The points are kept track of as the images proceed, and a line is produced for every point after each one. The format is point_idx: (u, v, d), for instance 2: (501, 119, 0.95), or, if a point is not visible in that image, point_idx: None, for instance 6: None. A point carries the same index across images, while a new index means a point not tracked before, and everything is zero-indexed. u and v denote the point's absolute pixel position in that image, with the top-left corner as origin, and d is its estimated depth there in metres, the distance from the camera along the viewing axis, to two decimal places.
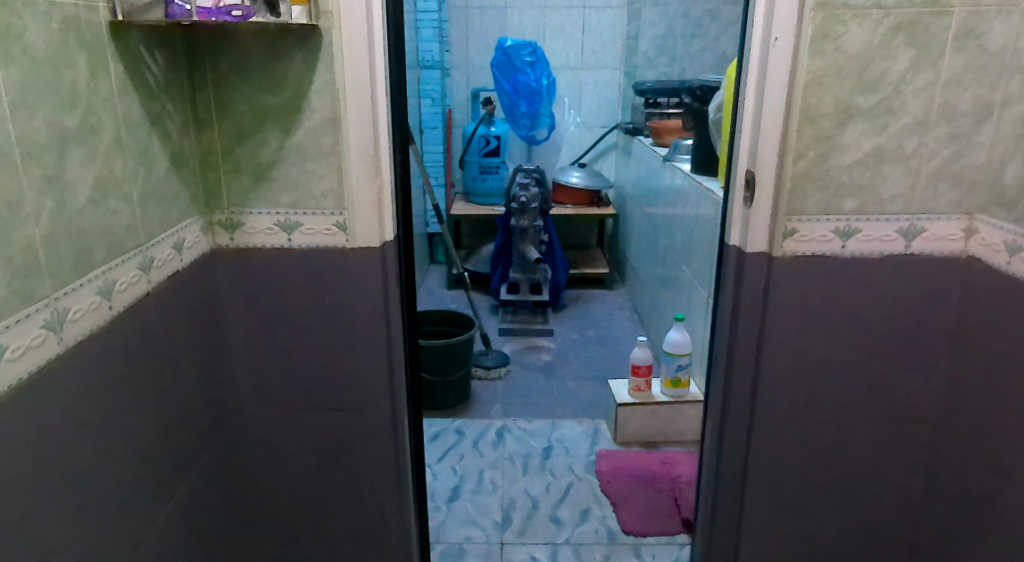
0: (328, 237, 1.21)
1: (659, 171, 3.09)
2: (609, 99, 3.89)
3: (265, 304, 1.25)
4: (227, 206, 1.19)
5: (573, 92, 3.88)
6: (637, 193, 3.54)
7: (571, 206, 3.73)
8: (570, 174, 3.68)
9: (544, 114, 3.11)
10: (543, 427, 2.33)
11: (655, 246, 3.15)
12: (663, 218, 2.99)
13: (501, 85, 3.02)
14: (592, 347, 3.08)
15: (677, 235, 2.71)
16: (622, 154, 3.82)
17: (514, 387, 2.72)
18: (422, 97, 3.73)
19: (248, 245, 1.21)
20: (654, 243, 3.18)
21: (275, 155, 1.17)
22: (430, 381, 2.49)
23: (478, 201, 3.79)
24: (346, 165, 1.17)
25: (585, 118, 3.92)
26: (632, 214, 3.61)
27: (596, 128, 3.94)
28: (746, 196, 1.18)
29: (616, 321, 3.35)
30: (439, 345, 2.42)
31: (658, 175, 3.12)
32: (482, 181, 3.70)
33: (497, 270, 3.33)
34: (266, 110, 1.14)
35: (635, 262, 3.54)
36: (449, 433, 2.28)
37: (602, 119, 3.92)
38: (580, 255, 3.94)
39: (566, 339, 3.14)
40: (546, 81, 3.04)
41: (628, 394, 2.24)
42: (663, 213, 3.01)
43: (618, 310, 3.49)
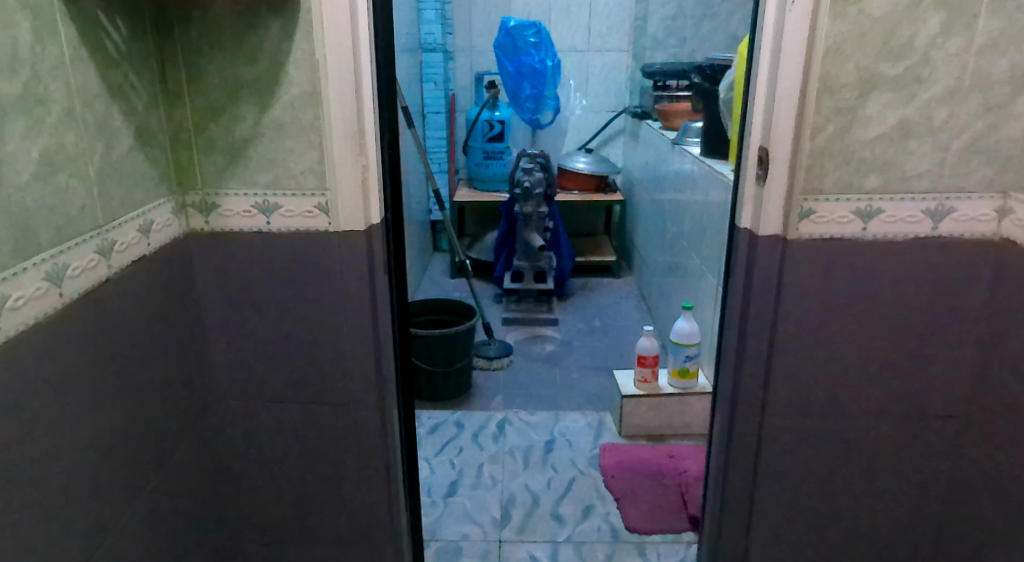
0: (309, 220, 1.13)
1: (668, 155, 2.99)
2: (616, 82, 3.79)
3: (244, 291, 1.18)
4: (201, 186, 1.12)
5: (579, 75, 3.77)
6: (645, 178, 3.44)
7: (578, 193, 3.64)
8: (576, 160, 3.58)
9: (548, 97, 3.01)
10: (546, 419, 2.26)
11: (664, 233, 3.06)
12: (672, 203, 2.90)
13: (504, 67, 2.90)
14: (598, 337, 3.00)
15: (687, 220, 2.61)
16: (630, 139, 3.72)
17: (516, 378, 2.65)
18: (424, 82, 3.65)
19: (224, 228, 1.14)
20: (662, 229, 3.09)
21: (251, 132, 1.09)
22: (430, 371, 2.42)
23: (481, 187, 3.71)
24: (327, 143, 1.09)
25: (592, 102, 3.82)
26: (640, 200, 3.51)
27: (603, 112, 3.84)
28: (759, 174, 1.09)
29: (623, 311, 3.27)
30: (438, 334, 2.35)
31: (666, 158, 3.02)
32: (485, 167, 3.62)
33: (501, 258, 3.24)
34: (241, 83, 1.06)
35: (643, 249, 3.45)
36: (449, 426, 2.21)
37: (609, 102, 3.82)
38: (587, 242, 3.85)
39: (571, 329, 3.06)
40: (550, 62, 2.94)
41: (634, 386, 2.15)
42: (671, 199, 2.91)
43: (625, 299, 3.40)
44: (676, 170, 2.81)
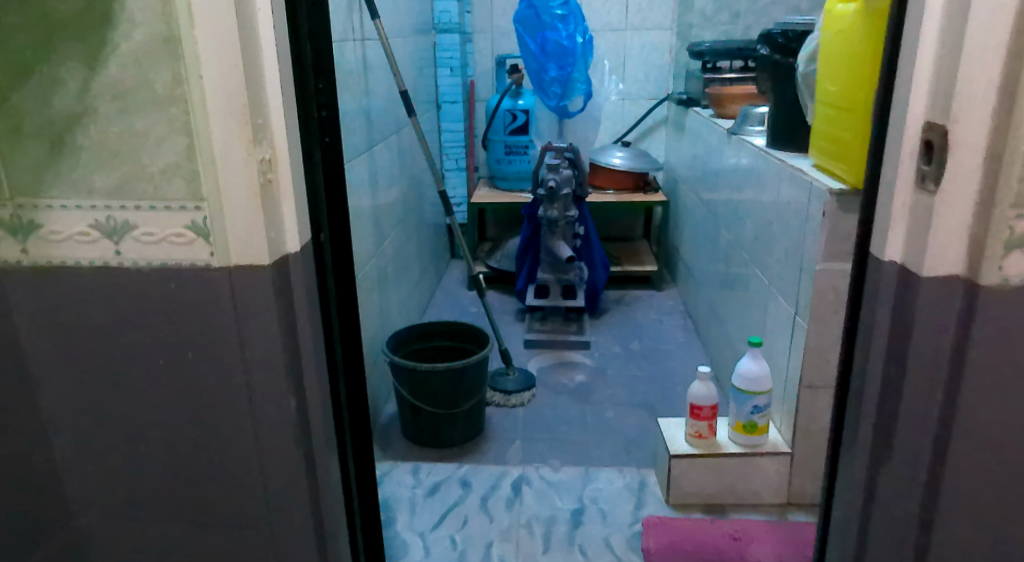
0: (179, 247, 0.71)
1: (721, 149, 2.52)
2: (658, 66, 3.32)
3: (94, 356, 0.77)
4: (12, 194, 0.71)
5: (615, 58, 3.32)
6: (692, 175, 2.98)
7: (613, 193, 3.19)
8: (612, 155, 3.13)
9: (578, 80, 2.49)
10: (574, 478, 1.84)
11: (715, 238, 2.60)
12: (725, 203, 2.43)
13: (526, 46, 2.47)
14: (637, 364, 2.55)
15: (745, 224, 2.15)
16: (674, 130, 3.25)
17: (538, 416, 2.23)
18: (439, 67, 3.23)
19: (49, 260, 0.73)
20: (713, 234, 2.63)
21: (78, 105, 0.68)
22: (432, 413, 2.00)
23: (503, 187, 3.28)
24: (198, 122, 0.67)
25: (629, 89, 3.36)
26: (686, 201, 3.04)
27: (642, 100, 3.38)
28: (928, 172, 0.72)
29: (666, 330, 2.81)
30: (441, 369, 1.92)
31: (718, 150, 2.55)
32: (507, 163, 3.20)
33: (524, 268, 2.82)
34: (53, 21, 0.66)
35: (689, 258, 2.99)
36: (453, 485, 1.80)
37: (650, 89, 3.36)
38: (623, 249, 3.40)
39: (605, 354, 2.62)
40: (581, 39, 2.44)
41: (686, 442, 1.72)
42: (725, 198, 2.45)
43: (668, 316, 2.94)
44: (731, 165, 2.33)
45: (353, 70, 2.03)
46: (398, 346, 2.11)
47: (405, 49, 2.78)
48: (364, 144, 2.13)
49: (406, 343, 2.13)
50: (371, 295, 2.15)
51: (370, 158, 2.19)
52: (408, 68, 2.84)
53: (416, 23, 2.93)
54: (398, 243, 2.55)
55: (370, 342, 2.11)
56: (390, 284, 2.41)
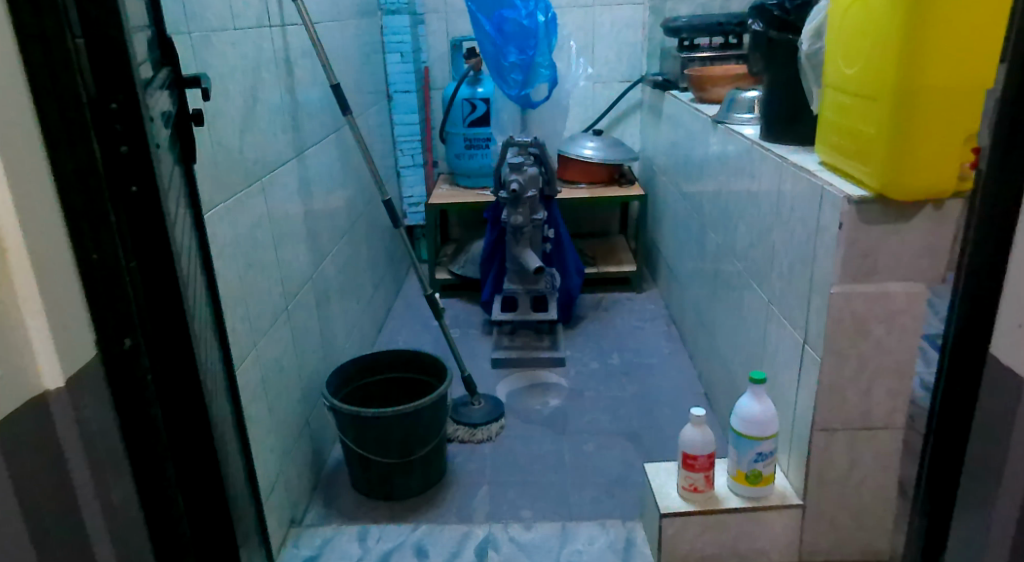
0: None
1: (703, 137, 2.24)
2: (630, 44, 3.03)
3: None
4: None
5: (583, 38, 3.02)
6: (671, 164, 2.71)
7: (586, 187, 2.90)
8: (583, 145, 2.85)
9: (541, 64, 2.19)
10: (549, 536, 1.60)
11: (698, 238, 2.32)
12: (710, 201, 2.15)
13: (480, 26, 2.16)
14: (618, 382, 2.28)
15: (733, 227, 1.87)
16: (651, 115, 2.97)
17: (508, 453, 1.95)
18: (388, 52, 2.91)
19: None
20: (696, 233, 2.35)
21: None
22: (384, 463, 1.72)
23: (465, 184, 2.99)
24: None
25: (600, 71, 3.07)
26: (666, 194, 2.77)
27: (614, 83, 3.09)
28: None
29: (650, 340, 2.54)
30: (391, 414, 1.64)
31: (701, 139, 2.26)
32: (468, 158, 2.91)
33: (489, 277, 2.54)
34: None
35: (671, 257, 2.72)
36: (406, 552, 1.57)
37: (622, 71, 3.07)
38: (598, 247, 3.13)
39: (583, 371, 2.35)
40: (544, 17, 2.14)
41: (678, 496, 1.45)
42: (709, 195, 2.17)
43: (650, 322, 2.67)
44: (717, 156, 2.05)
45: (275, 60, 1.72)
46: (343, 383, 1.82)
47: (344, 34, 2.47)
48: (294, 147, 1.82)
49: (351, 378, 1.85)
50: (309, 323, 1.85)
51: (302, 163, 1.88)
52: (350, 55, 2.52)
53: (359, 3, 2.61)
54: (344, 257, 2.25)
55: (309, 379, 1.83)
56: (335, 305, 2.12)
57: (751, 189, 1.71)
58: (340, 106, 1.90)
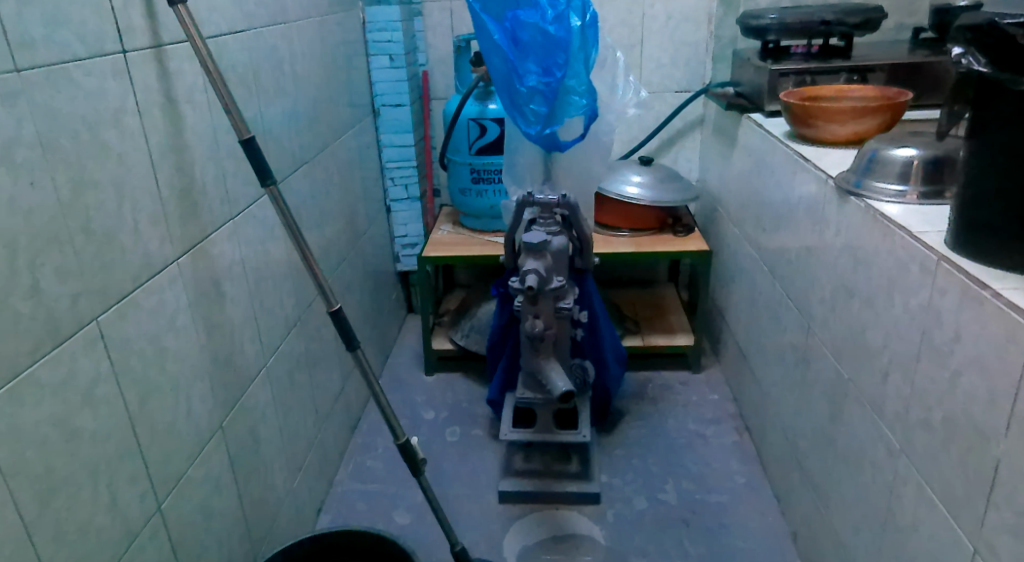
0: None
1: (801, 196, 1.54)
2: (691, 43, 2.31)
3: None
4: None
5: (629, 34, 2.31)
6: (744, 213, 2.00)
7: (628, 234, 2.21)
8: (627, 181, 2.15)
9: (574, 88, 1.49)
10: None
11: (784, 334, 1.63)
12: (808, 291, 1.45)
13: (485, 35, 1.48)
14: (674, 540, 1.61)
15: (867, 363, 1.18)
16: (716, 138, 2.25)
17: None
18: (373, 55, 2.23)
19: None
20: (781, 326, 1.66)
21: None
22: None
23: (471, 224, 2.32)
24: None
25: (649, 78, 2.37)
26: (735, 249, 2.05)
27: (668, 95, 2.38)
28: None
29: (714, 458, 1.86)
30: None
31: (796, 193, 1.56)
32: (474, 195, 2.24)
33: (499, 373, 1.87)
34: None
35: (741, 338, 2.02)
36: None
37: (678, 78, 2.36)
38: (641, 306, 2.44)
39: (623, 517, 1.68)
40: (580, 21, 1.46)
41: None
42: (806, 281, 1.47)
43: (714, 426, 1.98)
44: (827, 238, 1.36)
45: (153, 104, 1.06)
46: None
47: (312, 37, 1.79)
48: (191, 233, 1.17)
49: None
50: (213, 501, 1.21)
51: (212, 252, 1.23)
52: (321, 64, 1.85)
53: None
54: (294, 359, 1.60)
55: None
56: (272, 438, 1.47)
57: (912, 328, 1.02)
58: (254, 172, 1.14)
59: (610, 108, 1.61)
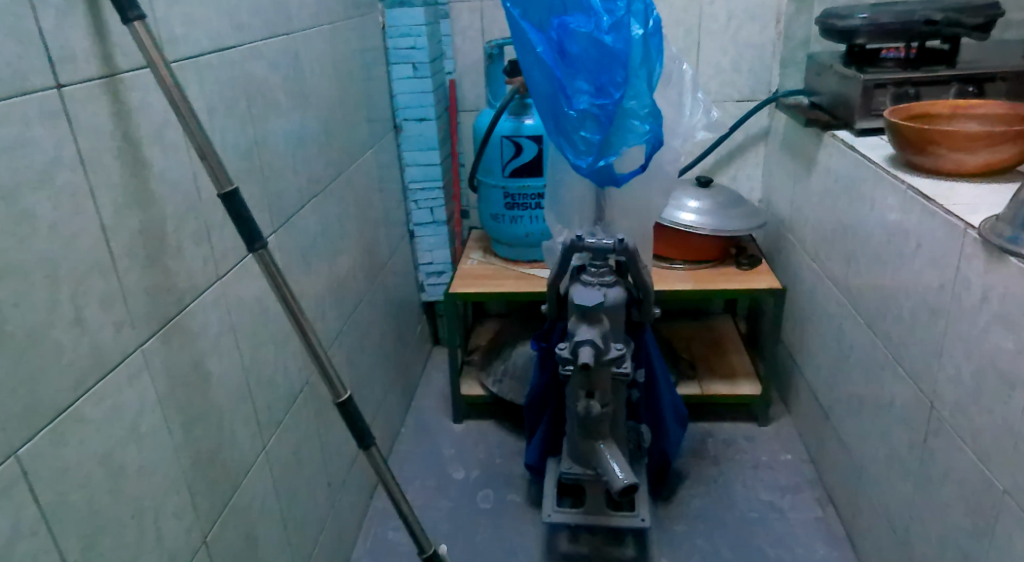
0: None
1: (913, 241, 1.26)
2: (756, 46, 2.03)
3: None
4: None
5: (685, 36, 2.03)
6: (823, 248, 1.72)
7: (684, 267, 1.94)
8: (682, 207, 1.88)
9: (634, 112, 1.22)
10: None
11: (888, 405, 1.35)
12: (930, 363, 1.18)
13: (527, 49, 1.22)
14: None
15: None
16: (787, 155, 1.97)
17: None
18: (394, 63, 1.98)
19: None
20: (881, 394, 1.38)
21: None
22: None
23: (504, 253, 2.07)
24: None
25: (707, 85, 2.08)
26: (814, 288, 1.77)
27: (729, 105, 2.10)
28: None
29: (795, 539, 1.59)
30: None
31: (908, 235, 1.26)
32: (508, 222, 1.98)
33: (539, 435, 1.61)
34: None
35: (820, 392, 1.75)
36: None
37: (741, 85, 2.07)
38: (697, 343, 2.16)
39: None
40: (642, 28, 1.19)
41: None
42: (926, 350, 1.19)
43: (791, 496, 1.71)
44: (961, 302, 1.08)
45: (112, 150, 0.81)
46: None
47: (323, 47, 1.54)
48: (170, 305, 0.92)
49: None
50: None
51: (200, 326, 0.99)
52: (336, 79, 1.60)
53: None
54: (305, 431, 1.37)
55: None
56: (279, 534, 1.24)
57: None
58: (239, 234, 0.90)
59: (675, 132, 1.32)
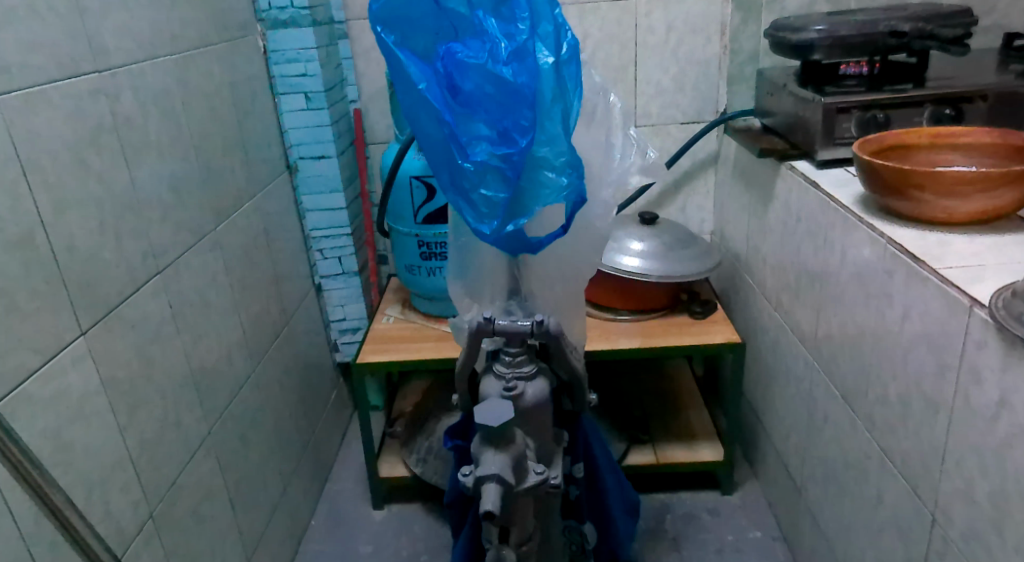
0: None
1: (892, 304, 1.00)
2: (701, 62, 1.79)
3: None
4: None
5: (620, 52, 1.79)
6: (784, 296, 1.48)
7: (630, 318, 1.68)
8: (626, 253, 1.62)
9: (547, 162, 0.95)
10: None
11: (874, 502, 1.11)
12: (928, 467, 0.93)
13: (408, 85, 0.94)
14: None
15: None
16: (739, 184, 1.73)
17: None
18: (282, 93, 1.67)
19: None
20: (864, 486, 1.14)
21: None
22: None
23: (424, 308, 1.78)
24: None
25: (648, 107, 1.84)
26: (775, 341, 1.53)
27: (674, 127, 1.86)
28: None
29: None
30: None
31: (889, 300, 1.01)
32: (425, 275, 1.70)
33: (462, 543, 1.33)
34: None
35: (789, 463, 1.50)
36: None
37: (685, 105, 1.84)
38: (649, 395, 1.91)
39: None
40: (553, 56, 0.94)
41: None
42: (921, 448, 0.95)
43: None
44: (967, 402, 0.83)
45: None
46: None
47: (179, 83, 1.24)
48: None
49: None
50: None
51: None
52: (199, 120, 1.30)
53: (218, 13, 1.39)
54: None
55: None
56: None
57: None
58: None
59: (603, 181, 1.06)
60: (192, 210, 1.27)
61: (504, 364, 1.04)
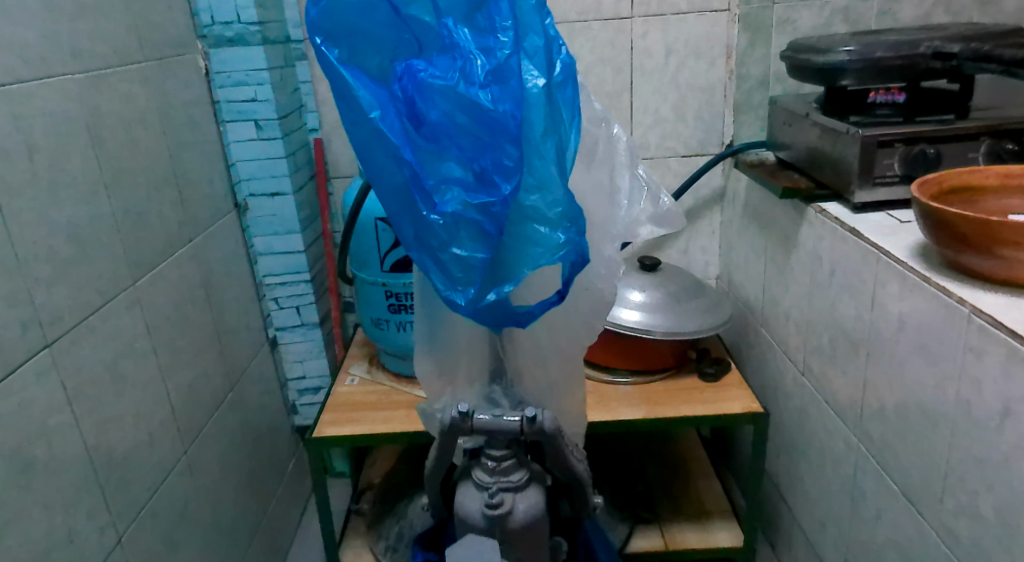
0: None
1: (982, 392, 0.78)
2: (705, 88, 1.60)
3: None
4: None
5: (614, 77, 1.59)
6: (812, 359, 1.27)
7: (630, 380, 1.46)
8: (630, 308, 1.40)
9: (538, 213, 0.73)
10: None
11: None
12: None
13: (355, 113, 0.72)
14: None
15: None
16: (751, 225, 1.53)
17: None
18: (228, 121, 1.45)
19: None
20: None
21: None
22: None
23: (394, 367, 1.55)
24: None
25: (645, 138, 1.64)
26: (801, 409, 1.32)
27: (674, 161, 1.66)
28: None
29: None
30: None
31: (974, 385, 0.80)
32: (394, 331, 1.47)
33: None
34: None
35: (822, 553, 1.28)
36: None
37: (687, 136, 1.64)
38: (652, 463, 1.68)
39: None
40: (545, 79, 0.72)
41: None
42: None
43: None
44: None
45: None
46: None
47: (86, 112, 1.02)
48: None
49: None
50: None
51: None
52: (116, 155, 1.08)
53: (144, 28, 1.17)
54: None
55: None
56: None
57: None
58: None
59: (607, 235, 0.84)
60: (102, 264, 1.04)
61: (485, 470, 0.81)
